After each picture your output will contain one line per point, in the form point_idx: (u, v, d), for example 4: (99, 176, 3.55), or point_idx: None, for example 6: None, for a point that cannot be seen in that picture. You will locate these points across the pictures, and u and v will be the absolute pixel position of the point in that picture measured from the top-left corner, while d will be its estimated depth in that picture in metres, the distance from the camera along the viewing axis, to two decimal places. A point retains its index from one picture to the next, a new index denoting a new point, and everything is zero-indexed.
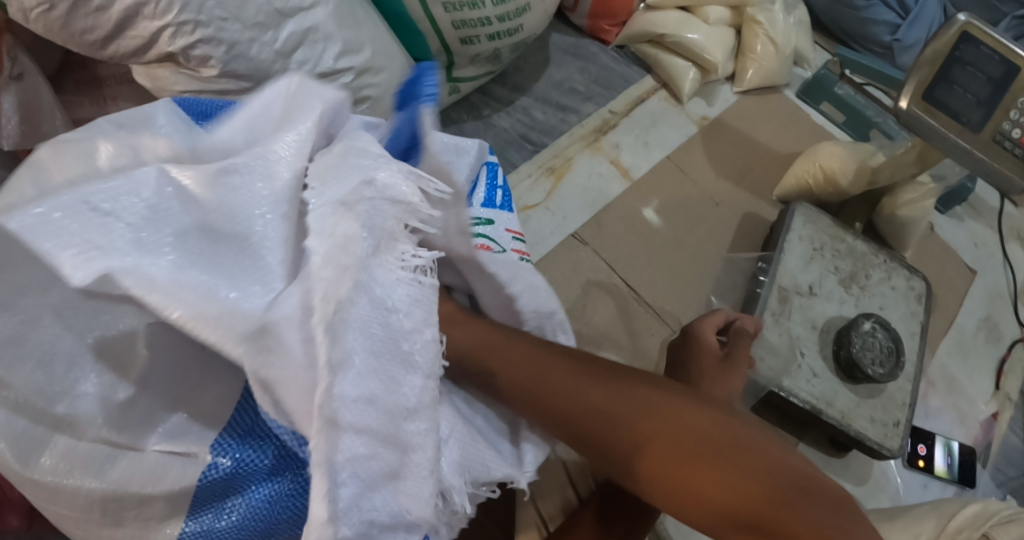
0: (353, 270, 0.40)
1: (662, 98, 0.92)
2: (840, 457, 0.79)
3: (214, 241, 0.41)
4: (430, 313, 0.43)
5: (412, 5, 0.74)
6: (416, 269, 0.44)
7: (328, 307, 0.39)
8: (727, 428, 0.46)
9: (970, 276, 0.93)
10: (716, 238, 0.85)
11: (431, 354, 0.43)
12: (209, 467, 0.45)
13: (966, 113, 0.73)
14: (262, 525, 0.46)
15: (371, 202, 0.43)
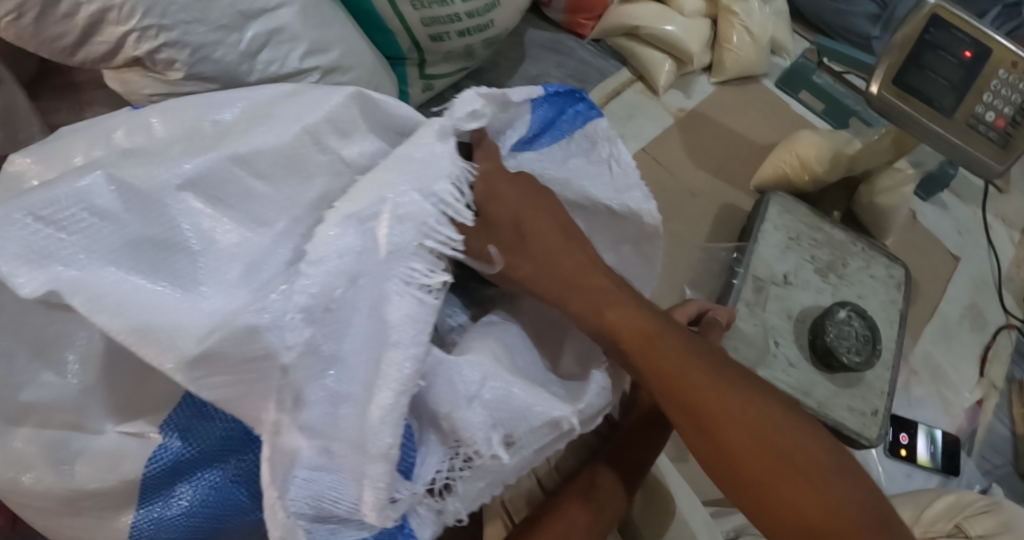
0: (367, 284, 0.39)
1: (638, 90, 0.92)
2: None
3: (159, 256, 0.40)
4: (423, 333, 0.39)
5: (380, 3, 0.75)
6: (423, 287, 0.40)
7: (324, 301, 0.38)
8: (816, 451, 0.46)
9: (954, 263, 0.92)
10: (693, 229, 0.85)
11: (408, 374, 0.38)
12: (159, 448, 0.44)
13: (939, 98, 0.72)
14: (210, 509, 0.44)
15: (393, 220, 0.40)
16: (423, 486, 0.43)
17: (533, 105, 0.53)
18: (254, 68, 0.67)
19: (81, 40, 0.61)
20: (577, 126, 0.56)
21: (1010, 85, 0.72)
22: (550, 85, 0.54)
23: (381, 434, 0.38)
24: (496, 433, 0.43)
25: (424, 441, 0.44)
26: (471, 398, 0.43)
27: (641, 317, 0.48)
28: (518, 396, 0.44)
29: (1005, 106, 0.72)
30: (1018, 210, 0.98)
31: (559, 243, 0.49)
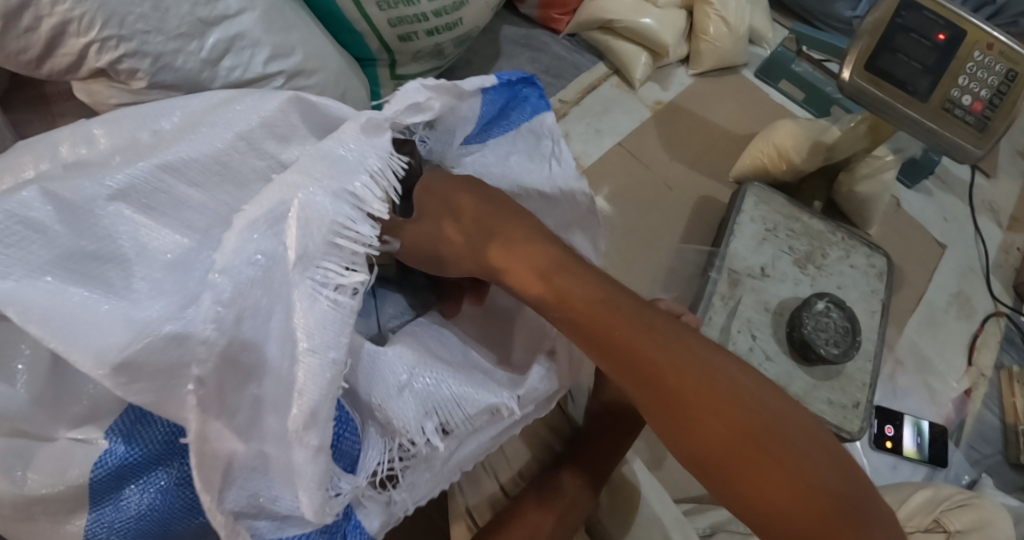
0: (280, 289, 0.40)
1: (614, 84, 0.91)
2: None
3: (92, 264, 0.41)
4: (340, 334, 0.39)
5: (345, 5, 0.74)
6: (337, 289, 0.40)
7: (235, 311, 0.39)
8: (784, 424, 0.42)
9: (939, 250, 0.90)
10: (671, 224, 0.83)
11: (328, 375, 0.39)
12: (106, 453, 0.45)
13: (913, 81, 0.70)
14: (159, 508, 0.46)
15: (301, 224, 0.40)
16: (364, 478, 0.44)
17: (484, 96, 0.54)
18: (217, 75, 0.67)
19: (43, 54, 0.61)
20: (525, 114, 0.57)
21: (986, 67, 0.70)
22: (503, 74, 0.53)
23: (309, 433, 0.39)
24: (430, 421, 0.45)
25: (365, 432, 0.45)
26: (402, 388, 0.45)
27: (596, 296, 0.45)
28: (449, 386, 0.47)
29: (982, 89, 0.70)
30: (1005, 195, 0.96)
31: (513, 227, 0.47)
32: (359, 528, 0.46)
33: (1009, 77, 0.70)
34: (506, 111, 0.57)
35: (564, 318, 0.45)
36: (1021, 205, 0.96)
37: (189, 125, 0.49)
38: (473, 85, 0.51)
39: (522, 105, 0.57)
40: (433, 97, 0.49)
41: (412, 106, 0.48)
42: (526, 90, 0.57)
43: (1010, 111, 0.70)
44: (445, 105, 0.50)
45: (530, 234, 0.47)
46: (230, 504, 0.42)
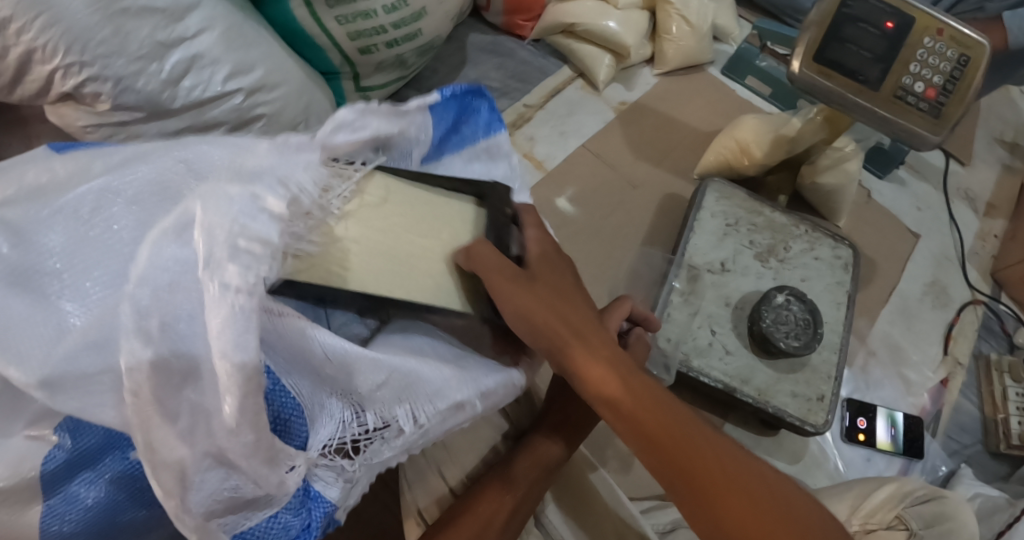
0: (190, 295, 0.40)
1: (579, 87, 0.92)
2: (771, 436, 0.78)
3: (33, 287, 0.43)
4: (246, 333, 0.38)
5: (305, 21, 0.77)
6: (239, 289, 0.39)
7: (157, 320, 0.40)
8: (806, 513, 0.47)
9: (913, 240, 0.90)
10: (635, 223, 0.83)
11: (240, 374, 0.38)
12: (53, 448, 0.47)
13: (863, 70, 0.70)
14: (106, 499, 0.48)
15: (205, 229, 0.39)
16: (318, 451, 0.44)
17: (431, 113, 0.55)
18: (178, 95, 0.69)
19: (13, 80, 0.64)
20: (475, 131, 0.58)
21: (937, 53, 0.70)
22: (446, 88, 0.54)
23: (241, 433, 0.40)
24: (400, 407, 0.46)
25: (332, 410, 0.45)
26: (378, 387, 0.45)
27: (638, 385, 0.51)
28: (423, 375, 0.47)
29: (935, 75, 0.70)
30: (982, 182, 0.95)
31: (587, 319, 0.53)
32: (319, 499, 0.45)
33: (962, 62, 0.70)
34: (459, 127, 0.58)
35: (606, 385, 0.51)
36: (998, 192, 0.95)
37: (134, 158, 0.48)
38: (415, 101, 0.52)
39: (474, 118, 0.58)
40: (371, 117, 0.50)
41: (343, 126, 0.49)
42: (476, 102, 0.58)
43: (965, 95, 0.70)
44: (384, 125, 0.51)
45: (587, 323, 0.53)
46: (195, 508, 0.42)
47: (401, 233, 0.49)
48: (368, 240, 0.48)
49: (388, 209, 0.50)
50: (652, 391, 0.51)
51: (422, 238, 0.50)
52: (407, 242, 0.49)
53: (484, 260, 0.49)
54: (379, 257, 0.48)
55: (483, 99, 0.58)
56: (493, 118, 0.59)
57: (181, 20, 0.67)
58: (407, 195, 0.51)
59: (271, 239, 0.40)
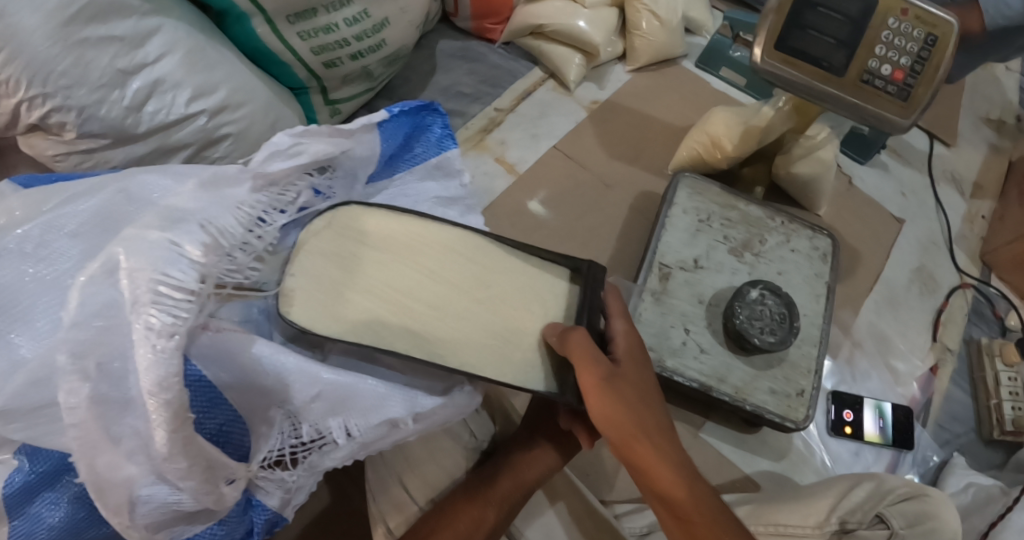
0: (115, 337, 0.40)
1: (550, 88, 0.91)
2: (753, 433, 0.77)
3: None
4: (174, 372, 0.40)
5: (268, 38, 0.76)
6: (162, 333, 0.40)
7: (93, 360, 0.40)
8: None
9: (897, 226, 0.89)
10: (610, 222, 0.82)
11: (172, 411, 0.40)
12: (13, 472, 0.47)
13: (827, 57, 0.69)
14: (68, 519, 0.49)
15: (129, 276, 0.40)
16: (258, 464, 0.46)
17: (380, 131, 0.55)
18: (141, 120, 0.69)
19: None
20: (427, 147, 0.58)
21: (902, 34, 0.69)
22: (394, 106, 0.54)
23: (176, 459, 0.41)
24: (336, 424, 0.47)
25: (272, 422, 0.46)
26: (312, 400, 0.46)
27: (695, 494, 0.48)
28: (363, 393, 0.48)
29: (902, 57, 0.68)
30: (967, 163, 0.94)
31: (656, 416, 0.50)
32: (262, 506, 0.48)
33: (930, 41, 0.68)
34: (411, 145, 0.57)
35: (662, 487, 0.49)
36: (984, 172, 0.94)
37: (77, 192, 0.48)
38: (358, 122, 0.52)
39: (427, 135, 0.57)
40: (306, 143, 0.50)
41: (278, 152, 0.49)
42: (429, 119, 0.57)
43: (934, 75, 0.68)
44: (323, 149, 0.51)
45: (658, 418, 0.50)
46: (139, 520, 0.43)
47: (375, 261, 0.52)
48: (316, 271, 0.51)
49: (347, 239, 0.52)
50: (709, 503, 0.48)
51: (509, 309, 0.54)
52: (390, 279, 0.52)
53: (573, 347, 0.50)
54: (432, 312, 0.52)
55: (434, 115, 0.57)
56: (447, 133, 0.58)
57: (141, 47, 0.68)
58: (494, 259, 0.55)
59: (191, 287, 0.41)
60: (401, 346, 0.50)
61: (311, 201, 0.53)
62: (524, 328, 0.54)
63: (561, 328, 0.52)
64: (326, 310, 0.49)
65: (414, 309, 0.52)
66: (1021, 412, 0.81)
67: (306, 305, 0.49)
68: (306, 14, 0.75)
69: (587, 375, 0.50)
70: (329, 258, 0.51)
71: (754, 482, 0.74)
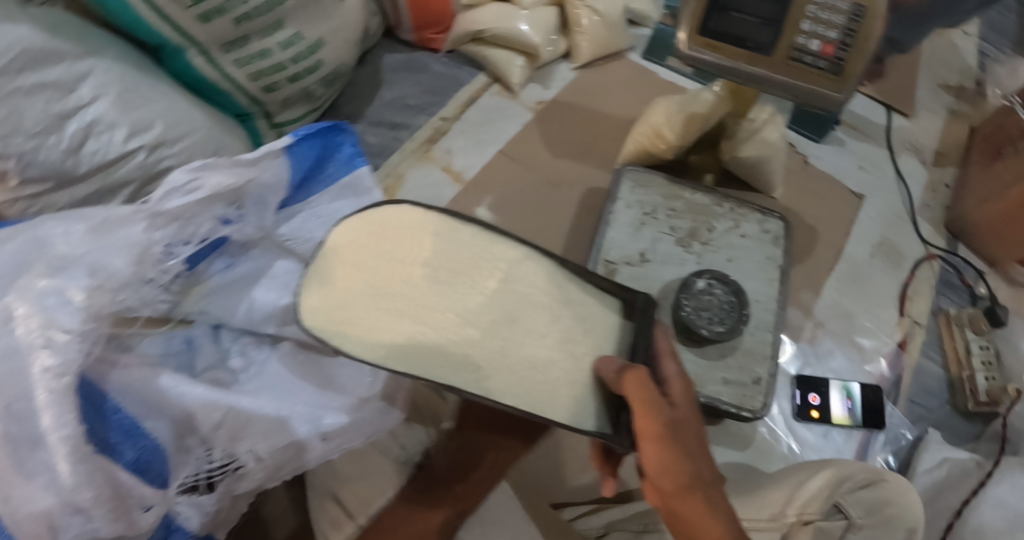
0: (13, 380, 0.41)
1: (495, 93, 0.91)
2: (716, 425, 0.76)
3: None
4: (72, 409, 0.42)
5: (203, 68, 0.77)
6: (52, 374, 0.42)
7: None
8: None
9: (857, 201, 0.88)
10: (559, 222, 0.82)
11: (74, 444, 0.42)
12: None
13: (752, 36, 0.67)
14: None
15: (26, 319, 0.42)
16: (175, 490, 0.48)
17: (288, 155, 0.56)
18: (82, 162, 0.67)
19: None
20: (339, 166, 0.59)
21: (828, 8, 0.67)
22: (299, 129, 0.56)
23: (86, 488, 0.43)
24: (244, 449, 0.50)
25: (187, 451, 0.49)
26: (213, 429, 0.49)
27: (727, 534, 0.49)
28: (271, 415, 0.51)
29: (829, 30, 0.66)
30: (927, 132, 0.93)
31: (699, 457, 0.50)
32: (182, 529, 0.50)
33: (857, 13, 0.66)
34: (323, 167, 0.58)
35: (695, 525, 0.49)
36: (945, 139, 0.93)
37: None
38: (262, 150, 0.54)
39: (336, 155, 0.59)
40: (204, 177, 0.52)
41: (175, 190, 0.51)
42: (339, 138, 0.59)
43: (864, 45, 0.66)
44: (223, 181, 0.52)
45: (700, 459, 0.50)
46: None
47: (415, 267, 0.45)
48: (332, 275, 0.45)
49: (376, 241, 0.46)
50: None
51: (575, 340, 0.49)
52: (440, 290, 0.46)
53: (634, 396, 0.46)
54: (494, 341, 0.46)
55: (344, 134, 0.59)
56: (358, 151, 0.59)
57: (73, 90, 0.66)
58: (561, 289, 0.50)
59: (78, 329, 0.43)
60: (456, 378, 0.44)
61: (219, 231, 0.54)
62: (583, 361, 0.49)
63: (619, 363, 0.47)
64: (351, 323, 0.44)
65: (472, 334, 0.45)
66: (994, 381, 0.79)
67: (326, 310, 0.44)
68: (238, 42, 0.76)
69: (648, 424, 0.48)
70: (351, 261, 0.45)
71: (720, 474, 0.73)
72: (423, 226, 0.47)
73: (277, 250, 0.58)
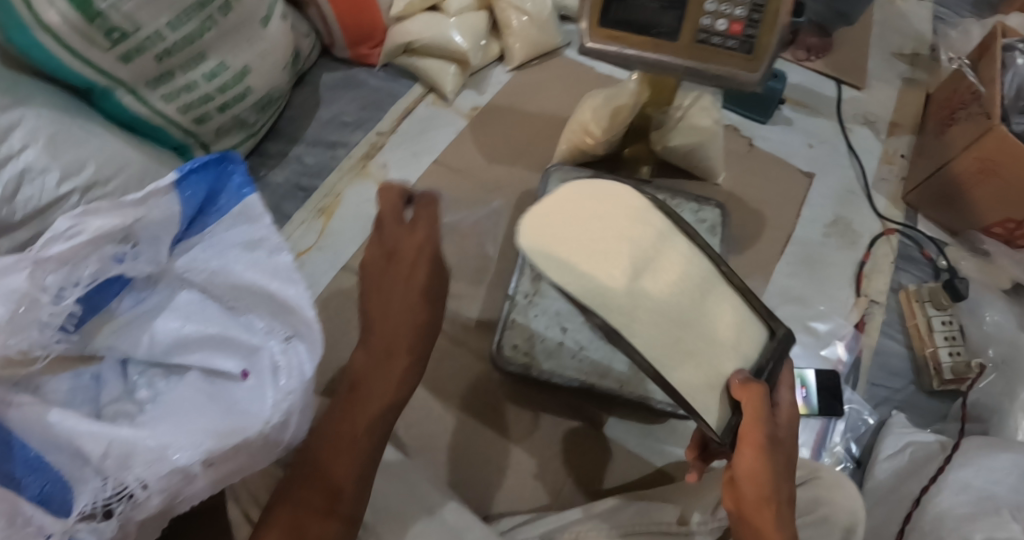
0: None
1: (430, 102, 0.91)
2: (658, 424, 0.74)
3: None
4: None
5: (132, 104, 0.77)
6: None
7: None
8: None
9: (806, 180, 0.85)
10: (495, 227, 0.83)
11: None
12: None
13: (655, 23, 0.64)
14: None
15: None
16: (73, 518, 0.49)
17: (177, 193, 0.58)
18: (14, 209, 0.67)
19: None
20: (230, 195, 0.60)
21: None
22: (183, 165, 0.57)
23: None
24: (131, 475, 0.50)
25: (85, 481, 0.51)
26: (101, 457, 0.51)
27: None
28: (154, 438, 0.51)
29: (736, 9, 0.63)
30: (879, 103, 0.91)
31: (781, 476, 0.53)
32: None
33: None
34: (216, 199, 0.60)
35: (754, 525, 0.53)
36: (900, 110, 0.91)
37: None
38: (146, 189, 0.56)
39: (227, 186, 0.60)
40: (89, 220, 0.55)
41: (58, 236, 0.53)
42: (228, 169, 0.60)
43: (774, 21, 0.63)
44: (108, 223, 0.55)
45: (779, 480, 0.53)
46: None
47: (621, 233, 0.50)
48: (540, 219, 0.51)
49: (596, 200, 0.52)
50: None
51: (721, 343, 0.51)
52: (631, 258, 0.49)
53: (747, 403, 0.50)
54: (661, 316, 0.49)
55: (234, 165, 0.60)
56: (248, 180, 0.59)
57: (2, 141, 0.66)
58: (734, 310, 0.52)
59: None
60: (605, 317, 0.48)
61: (110, 269, 0.57)
62: (722, 351, 0.51)
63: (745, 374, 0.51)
64: (553, 249, 0.49)
65: (632, 292, 0.48)
66: (959, 357, 0.75)
67: (536, 229, 0.50)
68: (164, 78, 0.77)
69: (753, 433, 0.51)
70: (564, 208, 0.51)
71: (668, 475, 0.72)
72: (641, 211, 0.52)
73: (180, 282, 0.61)
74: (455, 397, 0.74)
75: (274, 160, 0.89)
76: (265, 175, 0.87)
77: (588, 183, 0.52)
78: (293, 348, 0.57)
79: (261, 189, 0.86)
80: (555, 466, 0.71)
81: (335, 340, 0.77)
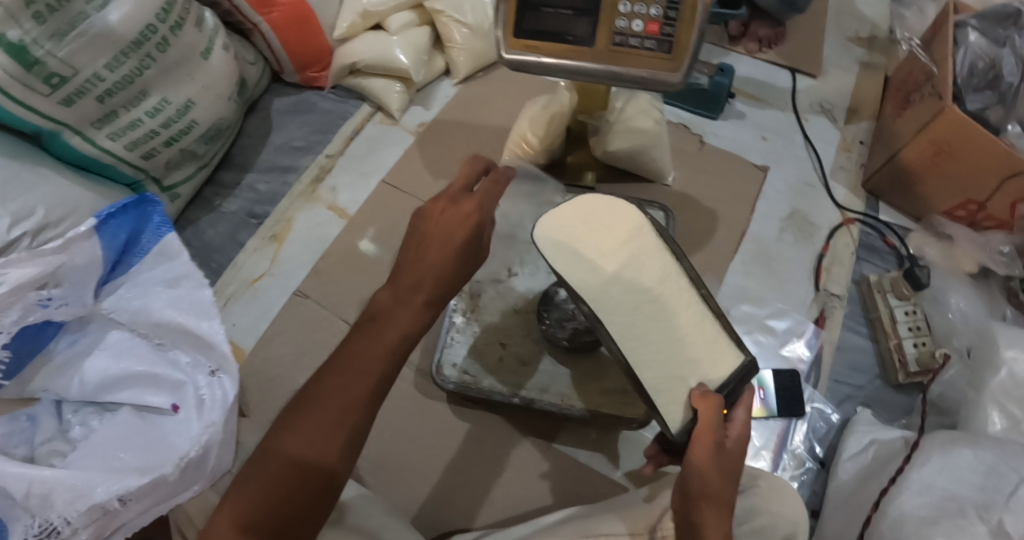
0: None
1: (378, 122, 0.92)
2: (606, 435, 0.73)
3: None
4: None
5: (78, 145, 0.74)
6: None
7: None
8: None
9: (761, 174, 0.83)
10: None
11: None
12: None
13: (569, 30, 0.63)
14: None
15: None
16: None
17: (99, 237, 0.60)
18: None
19: None
20: (152, 235, 0.63)
21: None
22: (102, 211, 0.59)
23: None
24: (57, 513, 0.53)
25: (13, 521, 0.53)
26: (25, 497, 0.53)
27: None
28: (78, 477, 0.54)
29: (651, 9, 0.62)
30: (835, 90, 0.89)
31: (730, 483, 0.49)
32: None
33: None
34: (138, 240, 0.63)
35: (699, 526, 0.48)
36: (857, 96, 0.89)
37: None
38: (67, 236, 0.58)
39: (148, 227, 0.63)
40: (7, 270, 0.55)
41: None
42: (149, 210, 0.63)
43: (690, 19, 0.62)
44: (28, 271, 0.56)
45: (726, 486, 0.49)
46: None
47: (620, 246, 0.53)
48: (556, 225, 0.54)
49: (612, 210, 0.54)
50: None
51: (695, 352, 0.52)
52: (622, 268, 0.52)
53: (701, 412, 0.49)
54: (639, 322, 0.52)
55: (154, 207, 0.63)
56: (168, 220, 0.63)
57: None
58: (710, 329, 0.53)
59: None
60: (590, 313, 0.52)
61: (36, 313, 0.58)
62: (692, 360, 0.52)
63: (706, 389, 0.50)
64: (564, 245, 0.53)
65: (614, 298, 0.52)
66: (923, 347, 0.73)
67: (552, 229, 0.54)
68: (108, 117, 0.75)
69: (706, 434, 0.49)
70: (581, 213, 0.55)
71: (622, 486, 0.71)
72: (649, 224, 0.54)
73: (108, 323, 0.62)
74: (404, 417, 0.73)
75: (228, 189, 0.89)
76: (220, 205, 0.87)
77: (609, 196, 0.55)
78: (217, 382, 0.61)
79: (216, 219, 0.86)
80: (505, 481, 0.71)
81: (285, 364, 0.77)
